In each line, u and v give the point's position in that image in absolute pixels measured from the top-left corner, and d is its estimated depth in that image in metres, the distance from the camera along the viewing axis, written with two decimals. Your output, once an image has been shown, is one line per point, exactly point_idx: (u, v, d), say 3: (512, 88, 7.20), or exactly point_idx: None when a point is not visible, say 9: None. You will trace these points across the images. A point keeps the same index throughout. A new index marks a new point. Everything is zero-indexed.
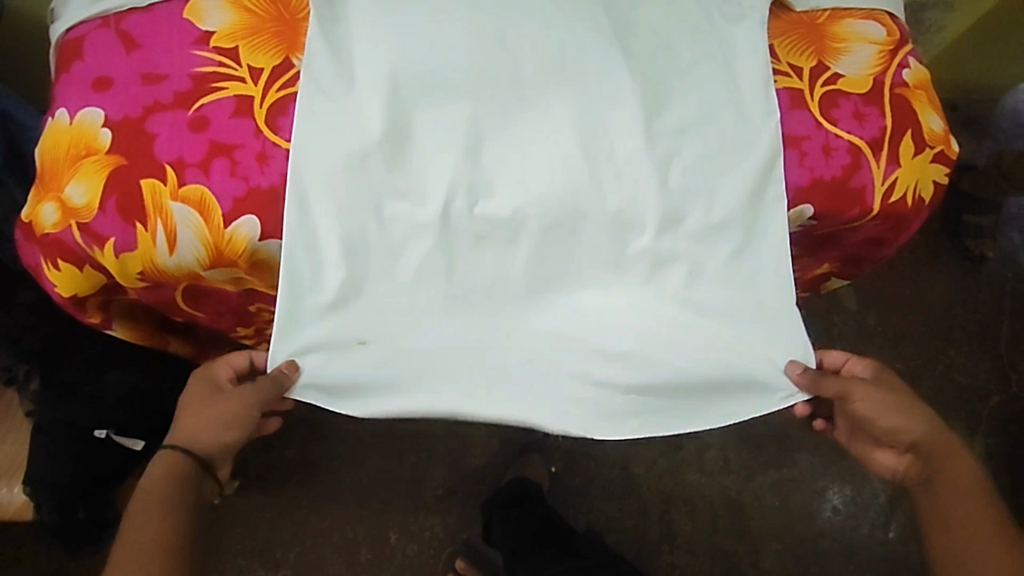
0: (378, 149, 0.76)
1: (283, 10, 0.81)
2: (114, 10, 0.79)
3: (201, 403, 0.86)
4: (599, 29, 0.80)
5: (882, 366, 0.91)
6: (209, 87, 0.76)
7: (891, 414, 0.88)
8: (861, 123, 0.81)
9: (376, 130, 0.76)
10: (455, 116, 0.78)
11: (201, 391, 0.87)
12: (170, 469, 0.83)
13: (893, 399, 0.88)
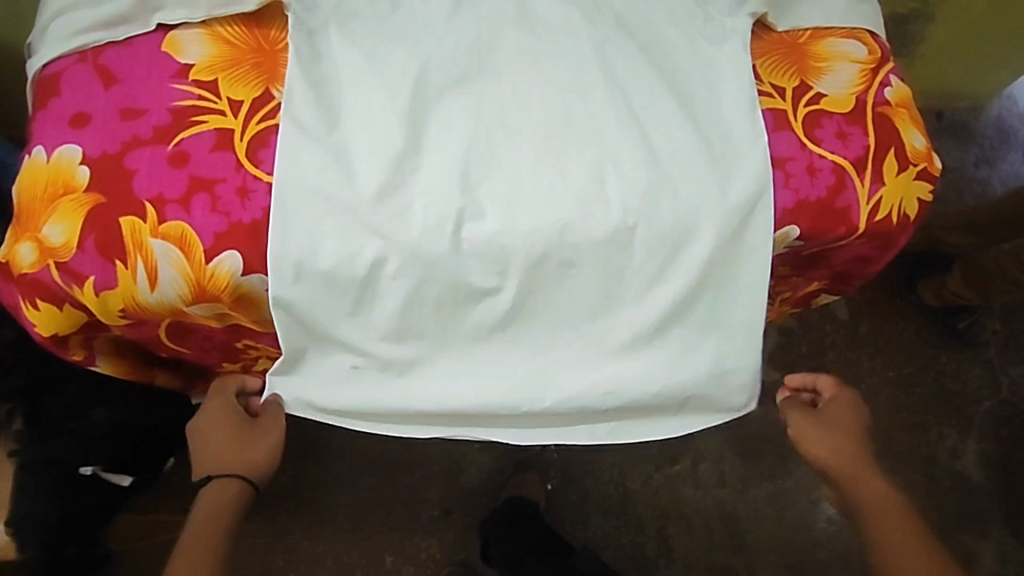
0: (374, 191, 0.75)
1: (263, 41, 0.81)
2: (92, 45, 0.79)
3: (223, 429, 0.87)
4: (583, 57, 0.80)
5: (854, 404, 0.94)
6: (188, 121, 0.77)
7: (833, 447, 0.91)
8: (844, 143, 0.81)
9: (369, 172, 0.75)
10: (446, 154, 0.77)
11: (213, 418, 0.88)
12: (216, 505, 0.84)
13: (843, 431, 0.92)
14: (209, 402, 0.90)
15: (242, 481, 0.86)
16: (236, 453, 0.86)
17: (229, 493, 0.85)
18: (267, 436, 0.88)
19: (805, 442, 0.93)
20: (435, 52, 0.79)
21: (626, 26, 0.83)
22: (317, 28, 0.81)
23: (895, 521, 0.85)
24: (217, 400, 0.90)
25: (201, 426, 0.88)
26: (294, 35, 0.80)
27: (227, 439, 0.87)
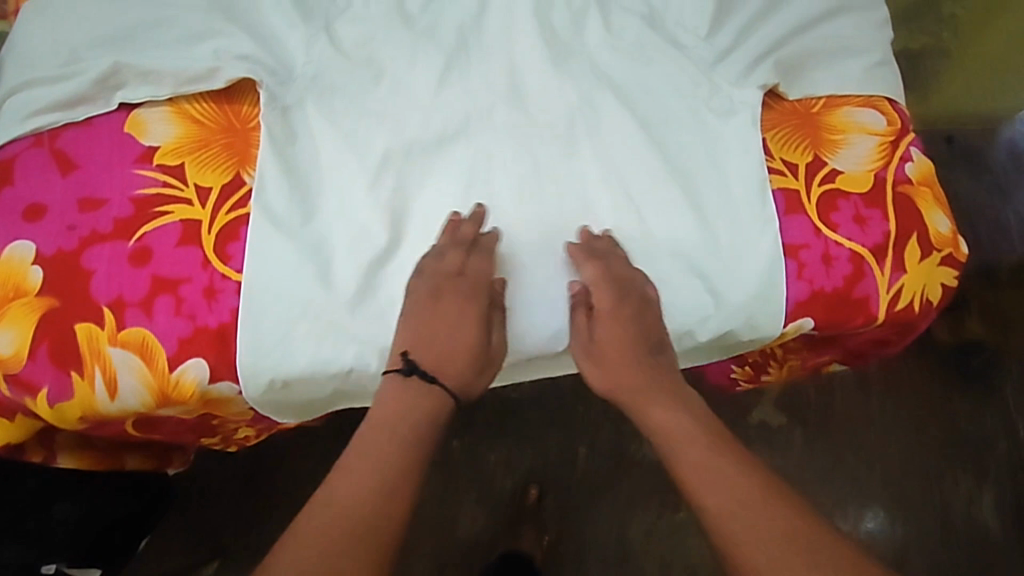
0: (460, 276, 0.70)
1: (233, 118, 0.75)
2: (48, 126, 0.73)
3: (405, 335, 0.68)
4: (573, 134, 0.77)
5: (627, 320, 0.70)
6: (152, 211, 0.71)
7: (626, 347, 0.70)
8: (863, 228, 0.75)
9: (427, 260, 0.70)
10: (456, 236, 0.71)
11: (412, 315, 0.68)
12: (375, 424, 0.63)
13: (649, 330, 0.71)
14: (431, 301, 0.69)
15: (407, 381, 0.66)
16: (434, 347, 0.68)
17: (406, 418, 0.64)
18: (463, 342, 0.68)
19: (644, 402, 0.69)
20: (424, 136, 0.75)
21: (622, 99, 0.79)
22: (293, 103, 0.75)
23: (741, 484, 0.62)
24: (442, 299, 0.69)
25: (441, 283, 0.69)
26: (267, 112, 0.74)
27: (421, 329, 0.68)
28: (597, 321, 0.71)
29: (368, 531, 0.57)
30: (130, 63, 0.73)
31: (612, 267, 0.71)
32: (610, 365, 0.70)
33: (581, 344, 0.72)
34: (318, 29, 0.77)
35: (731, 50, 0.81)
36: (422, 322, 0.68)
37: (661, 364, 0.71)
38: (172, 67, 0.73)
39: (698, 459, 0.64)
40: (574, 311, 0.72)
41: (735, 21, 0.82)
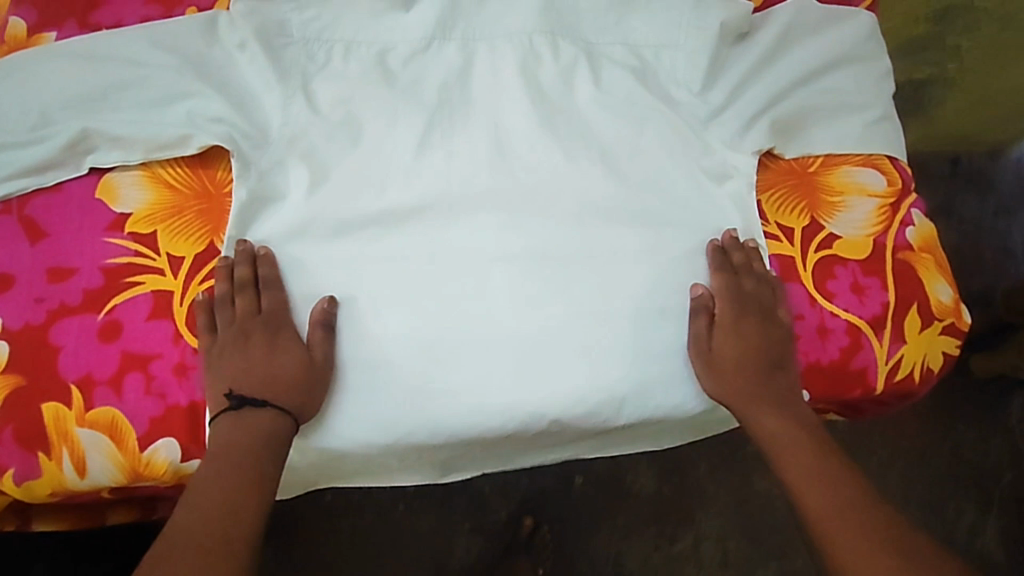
0: (256, 317, 0.68)
1: (207, 183, 0.73)
2: (18, 193, 0.71)
3: (235, 372, 0.66)
4: (558, 195, 0.75)
5: (772, 300, 0.72)
6: (123, 282, 0.69)
7: (742, 355, 0.71)
8: (861, 299, 0.72)
9: (223, 311, 0.68)
10: (234, 281, 0.68)
11: (235, 356, 0.67)
12: (218, 452, 0.64)
13: (772, 345, 0.71)
14: (240, 343, 0.67)
15: (236, 414, 0.65)
16: (254, 373, 0.67)
17: (232, 441, 0.64)
18: (277, 373, 0.67)
19: (746, 409, 0.71)
20: (407, 204, 0.74)
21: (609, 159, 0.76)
22: (270, 166, 0.73)
23: (838, 504, 0.65)
24: (249, 341, 0.67)
25: (248, 324, 0.68)
26: (242, 177, 0.72)
27: (259, 361, 0.67)
28: (736, 327, 0.71)
29: (221, 547, 0.59)
30: (101, 128, 0.71)
31: (738, 283, 0.72)
32: (733, 348, 0.71)
33: (735, 336, 0.71)
34: (295, 90, 0.76)
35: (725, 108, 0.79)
36: (222, 355, 0.67)
37: (776, 379, 0.71)
38: (146, 132, 0.72)
39: (795, 477, 0.68)
40: (695, 316, 0.72)
41: (728, 76, 0.79)
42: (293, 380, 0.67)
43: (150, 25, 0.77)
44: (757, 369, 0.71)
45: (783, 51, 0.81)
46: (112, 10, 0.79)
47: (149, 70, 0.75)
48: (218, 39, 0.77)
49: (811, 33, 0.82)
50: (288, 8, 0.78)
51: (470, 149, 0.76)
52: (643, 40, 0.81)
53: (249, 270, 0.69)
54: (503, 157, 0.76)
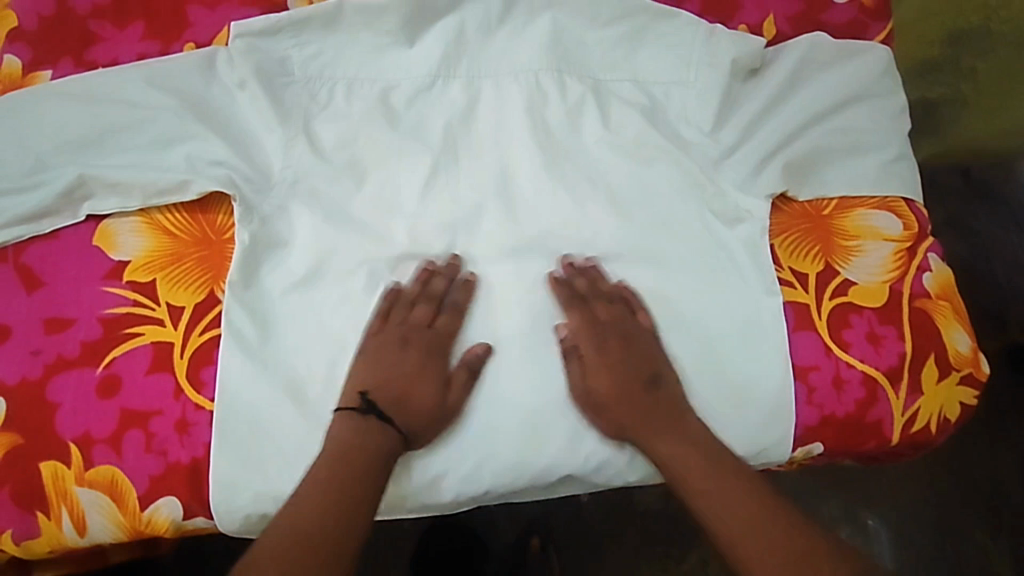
0: (427, 329, 0.69)
1: (207, 229, 0.71)
2: (13, 241, 0.69)
3: (364, 373, 0.67)
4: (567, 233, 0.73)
5: (637, 322, 0.71)
6: (121, 334, 0.67)
7: (617, 385, 0.68)
8: (877, 349, 0.70)
9: (373, 321, 0.69)
10: (427, 290, 0.70)
11: (372, 356, 0.68)
12: (332, 454, 0.64)
13: (641, 364, 0.69)
14: (398, 346, 0.68)
15: (364, 418, 0.65)
16: (392, 384, 0.67)
17: (348, 446, 0.64)
18: (424, 393, 0.67)
19: (658, 432, 0.68)
20: (418, 250, 0.72)
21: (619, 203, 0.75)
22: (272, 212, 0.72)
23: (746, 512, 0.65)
24: (408, 346, 0.68)
25: (407, 330, 0.68)
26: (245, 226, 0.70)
27: (388, 365, 0.67)
28: (580, 352, 0.69)
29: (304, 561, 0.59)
30: (96, 174, 0.69)
31: (591, 310, 0.70)
32: (604, 374, 0.68)
33: (411, 357, 0.68)
34: (296, 131, 0.74)
35: (737, 147, 0.77)
36: (383, 358, 0.68)
37: (652, 400, 0.68)
38: (142, 177, 0.70)
39: (706, 493, 0.66)
40: (557, 330, 0.70)
41: (741, 116, 0.78)
42: (402, 382, 0.67)
43: (148, 65, 0.75)
44: (602, 396, 0.68)
45: (796, 88, 0.79)
46: (107, 47, 0.77)
47: (147, 112, 0.73)
48: (218, 79, 0.76)
49: (825, 70, 0.80)
50: (289, 45, 0.76)
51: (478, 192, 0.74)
52: (653, 76, 0.79)
53: (444, 289, 0.70)
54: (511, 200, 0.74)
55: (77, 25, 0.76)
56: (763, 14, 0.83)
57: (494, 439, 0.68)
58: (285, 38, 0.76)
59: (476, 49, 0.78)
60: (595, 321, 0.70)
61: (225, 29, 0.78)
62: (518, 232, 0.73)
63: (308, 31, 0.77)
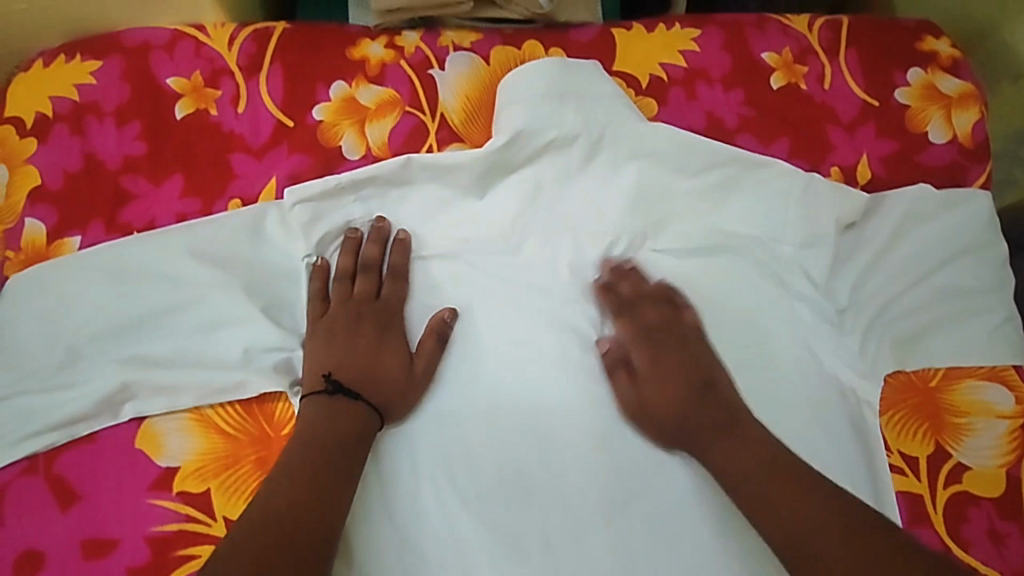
0: (374, 301, 0.66)
1: (266, 423, 0.63)
2: (44, 449, 0.60)
3: (314, 359, 0.63)
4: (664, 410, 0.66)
5: (696, 341, 0.67)
6: (174, 556, 0.58)
7: (674, 398, 0.64)
8: (1001, 549, 0.66)
9: (340, 288, 0.66)
10: (364, 260, 0.67)
11: (325, 338, 0.64)
12: (303, 435, 0.59)
13: (691, 368, 0.65)
14: (349, 328, 0.64)
15: (330, 400, 0.61)
16: (363, 371, 0.63)
17: (318, 429, 0.60)
18: (390, 366, 0.64)
19: (737, 419, 0.63)
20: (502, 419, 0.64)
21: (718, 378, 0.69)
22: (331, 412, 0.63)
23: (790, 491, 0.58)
24: (365, 324, 0.65)
25: (364, 308, 0.65)
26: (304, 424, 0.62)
27: (343, 349, 0.63)
28: (698, 362, 0.66)
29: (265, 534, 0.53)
30: (143, 376, 0.61)
31: (639, 317, 0.68)
32: (650, 384, 0.65)
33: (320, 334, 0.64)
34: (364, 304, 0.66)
35: (843, 311, 0.71)
36: (319, 337, 0.64)
37: (754, 426, 0.63)
38: (196, 376, 0.62)
39: (755, 491, 0.59)
40: (614, 374, 0.66)
41: (840, 279, 0.72)
42: (350, 355, 0.63)
43: (193, 228, 0.67)
44: (655, 396, 0.64)
45: (899, 244, 0.73)
46: (142, 205, 0.68)
47: (196, 289, 0.65)
48: (272, 242, 0.67)
49: (929, 223, 0.74)
50: (354, 205, 0.69)
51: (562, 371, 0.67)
52: (744, 229, 0.73)
53: (380, 253, 0.68)
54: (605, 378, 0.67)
55: (109, 181, 0.67)
56: (857, 154, 0.77)
57: (569, 478, 0.63)
58: (348, 198, 0.69)
59: (554, 198, 0.71)
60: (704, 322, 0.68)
61: (273, 179, 0.70)
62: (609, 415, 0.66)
63: (373, 190, 0.69)
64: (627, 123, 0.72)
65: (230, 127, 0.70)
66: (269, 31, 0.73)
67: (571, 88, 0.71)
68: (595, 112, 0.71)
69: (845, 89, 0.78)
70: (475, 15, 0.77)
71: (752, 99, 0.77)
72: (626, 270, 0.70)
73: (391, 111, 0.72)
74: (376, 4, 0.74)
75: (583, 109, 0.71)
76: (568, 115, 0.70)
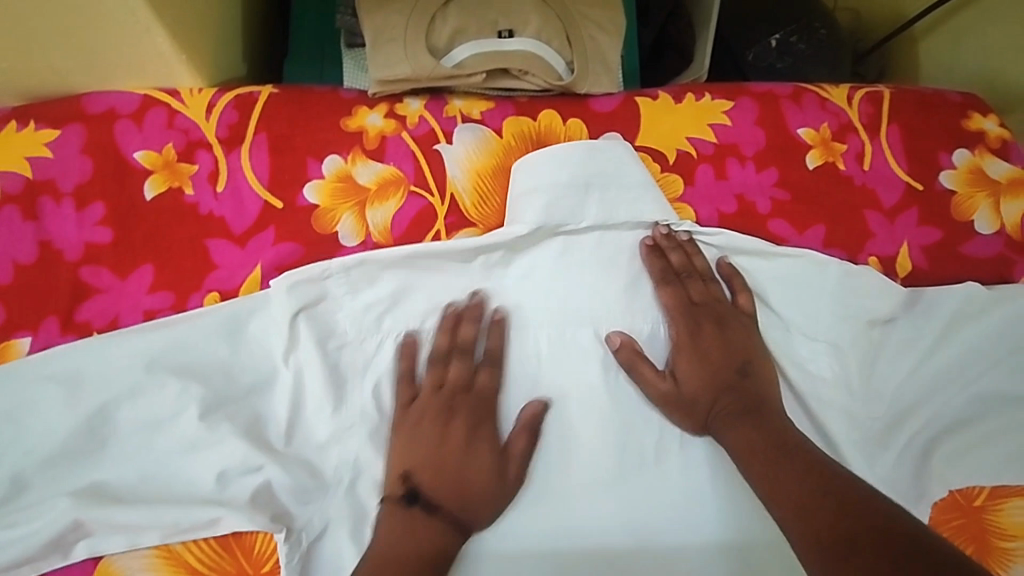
0: (469, 392, 0.59)
1: (246, 560, 0.54)
2: None
3: (394, 455, 0.56)
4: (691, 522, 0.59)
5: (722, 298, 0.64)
6: None
7: (707, 381, 0.60)
8: None
9: (403, 389, 0.59)
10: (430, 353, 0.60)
11: (403, 439, 0.56)
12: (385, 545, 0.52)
13: (734, 350, 0.61)
14: (441, 422, 0.57)
15: (406, 511, 0.53)
16: (444, 473, 0.55)
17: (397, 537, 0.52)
18: (478, 471, 0.56)
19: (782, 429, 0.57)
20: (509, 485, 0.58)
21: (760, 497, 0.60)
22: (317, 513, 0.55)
23: (808, 497, 0.51)
24: (456, 415, 0.57)
25: (446, 403, 0.58)
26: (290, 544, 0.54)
27: (429, 447, 0.56)
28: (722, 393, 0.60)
29: None
30: (100, 514, 0.53)
31: (686, 293, 0.63)
32: (686, 354, 0.61)
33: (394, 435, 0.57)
34: (356, 414, 0.58)
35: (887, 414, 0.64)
36: (396, 443, 0.57)
37: (783, 420, 0.58)
38: (162, 514, 0.53)
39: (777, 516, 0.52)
40: (637, 369, 0.61)
41: (885, 383, 0.65)
42: (434, 446, 0.56)
43: (163, 326, 0.58)
44: (714, 374, 0.60)
45: (942, 347, 0.66)
46: (104, 302, 0.59)
47: (166, 402, 0.56)
48: (252, 342, 0.59)
49: (976, 324, 0.67)
50: (342, 289, 0.60)
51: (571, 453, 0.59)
52: (781, 298, 0.66)
53: (475, 336, 0.60)
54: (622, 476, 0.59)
55: (66, 275, 0.59)
56: (896, 243, 0.70)
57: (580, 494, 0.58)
58: (338, 279, 0.60)
59: (560, 284, 0.63)
60: (702, 296, 0.64)
61: (258, 267, 0.61)
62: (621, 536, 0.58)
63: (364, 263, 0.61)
64: (654, 208, 0.65)
65: (207, 208, 0.62)
66: (252, 97, 0.65)
67: (596, 175, 0.64)
68: (619, 204, 0.65)
69: (887, 170, 0.72)
70: (489, 85, 0.68)
71: (787, 180, 0.70)
72: (660, 241, 0.65)
73: (395, 191, 0.64)
74: (375, 73, 0.65)
75: (607, 201, 0.65)
76: (588, 211, 0.64)
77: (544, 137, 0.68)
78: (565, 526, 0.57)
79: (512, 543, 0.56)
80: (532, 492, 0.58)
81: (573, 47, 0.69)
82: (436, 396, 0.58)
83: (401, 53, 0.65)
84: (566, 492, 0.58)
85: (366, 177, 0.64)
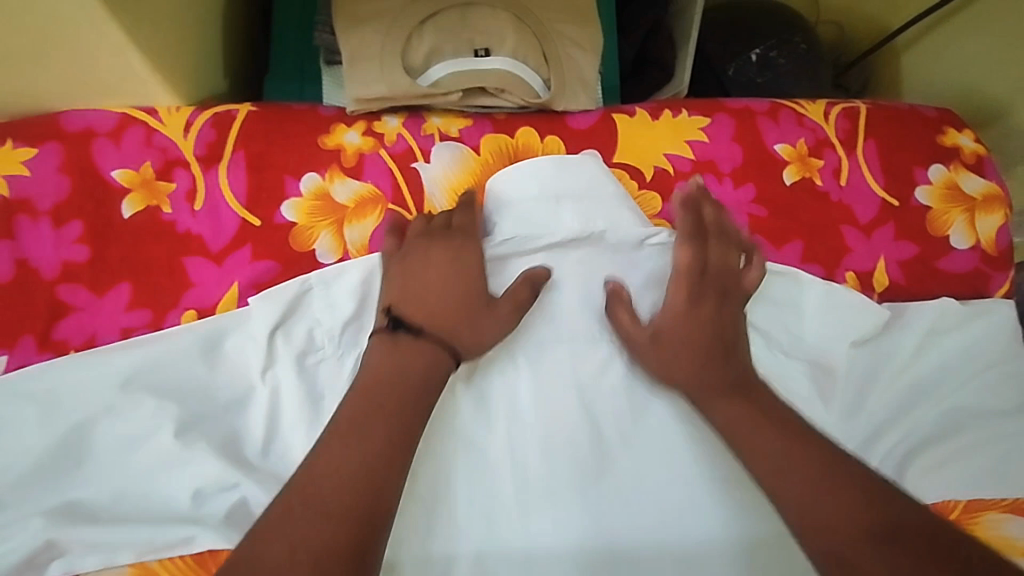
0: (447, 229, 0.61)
1: None
2: None
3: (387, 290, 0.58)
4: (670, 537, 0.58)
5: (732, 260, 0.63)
6: None
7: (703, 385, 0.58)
8: None
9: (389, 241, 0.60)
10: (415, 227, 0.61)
11: (395, 275, 0.58)
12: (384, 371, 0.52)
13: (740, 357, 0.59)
14: (421, 256, 0.58)
15: (403, 331, 0.55)
16: (437, 295, 0.57)
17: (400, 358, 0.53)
18: (467, 283, 0.58)
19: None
20: (486, 498, 0.58)
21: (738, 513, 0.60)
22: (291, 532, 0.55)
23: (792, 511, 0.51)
24: (436, 244, 0.59)
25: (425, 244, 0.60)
26: None
27: (419, 275, 0.58)
28: (706, 251, 0.62)
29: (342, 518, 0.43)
30: (73, 533, 0.53)
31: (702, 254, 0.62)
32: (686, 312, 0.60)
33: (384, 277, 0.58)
34: None
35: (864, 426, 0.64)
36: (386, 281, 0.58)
37: None
38: (135, 533, 0.53)
39: None
40: (613, 311, 0.62)
41: (862, 397, 0.65)
42: (421, 273, 0.58)
43: (139, 345, 0.58)
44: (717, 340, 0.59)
45: (919, 360, 0.67)
46: (81, 320, 0.59)
47: (141, 421, 0.56)
48: (228, 360, 0.59)
49: (951, 338, 0.68)
50: (319, 308, 0.61)
51: (552, 468, 0.59)
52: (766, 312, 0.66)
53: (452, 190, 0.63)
54: (601, 491, 0.59)
55: (43, 294, 0.59)
56: (873, 258, 0.70)
57: (558, 506, 0.58)
58: (317, 299, 0.61)
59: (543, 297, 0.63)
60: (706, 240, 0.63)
61: (234, 286, 0.61)
62: (601, 551, 0.57)
63: (339, 283, 0.61)
64: (630, 221, 0.65)
65: (185, 226, 0.62)
66: (231, 115, 0.65)
67: (565, 187, 0.65)
68: (598, 212, 0.65)
69: (864, 186, 0.72)
70: (466, 103, 0.68)
71: (763, 196, 0.71)
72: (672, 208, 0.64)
73: (373, 209, 0.65)
74: (352, 91, 0.66)
75: (581, 209, 0.65)
76: (565, 221, 0.64)
77: (522, 154, 0.68)
78: (547, 543, 0.57)
79: (488, 557, 0.56)
80: (511, 505, 0.58)
81: (550, 66, 0.70)
82: (421, 235, 0.60)
83: (377, 71, 0.66)
84: (545, 504, 0.58)
85: (343, 194, 0.65)
